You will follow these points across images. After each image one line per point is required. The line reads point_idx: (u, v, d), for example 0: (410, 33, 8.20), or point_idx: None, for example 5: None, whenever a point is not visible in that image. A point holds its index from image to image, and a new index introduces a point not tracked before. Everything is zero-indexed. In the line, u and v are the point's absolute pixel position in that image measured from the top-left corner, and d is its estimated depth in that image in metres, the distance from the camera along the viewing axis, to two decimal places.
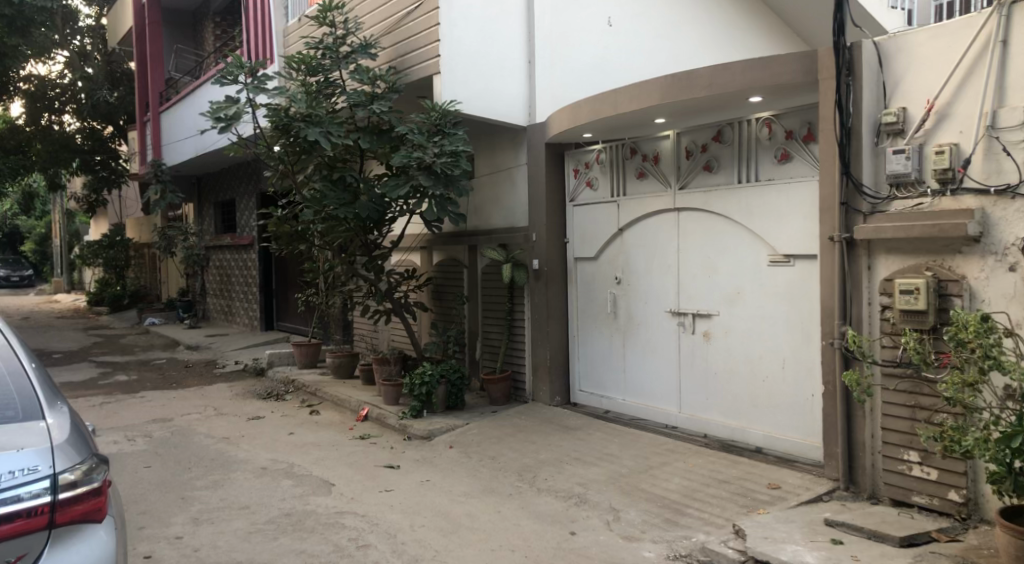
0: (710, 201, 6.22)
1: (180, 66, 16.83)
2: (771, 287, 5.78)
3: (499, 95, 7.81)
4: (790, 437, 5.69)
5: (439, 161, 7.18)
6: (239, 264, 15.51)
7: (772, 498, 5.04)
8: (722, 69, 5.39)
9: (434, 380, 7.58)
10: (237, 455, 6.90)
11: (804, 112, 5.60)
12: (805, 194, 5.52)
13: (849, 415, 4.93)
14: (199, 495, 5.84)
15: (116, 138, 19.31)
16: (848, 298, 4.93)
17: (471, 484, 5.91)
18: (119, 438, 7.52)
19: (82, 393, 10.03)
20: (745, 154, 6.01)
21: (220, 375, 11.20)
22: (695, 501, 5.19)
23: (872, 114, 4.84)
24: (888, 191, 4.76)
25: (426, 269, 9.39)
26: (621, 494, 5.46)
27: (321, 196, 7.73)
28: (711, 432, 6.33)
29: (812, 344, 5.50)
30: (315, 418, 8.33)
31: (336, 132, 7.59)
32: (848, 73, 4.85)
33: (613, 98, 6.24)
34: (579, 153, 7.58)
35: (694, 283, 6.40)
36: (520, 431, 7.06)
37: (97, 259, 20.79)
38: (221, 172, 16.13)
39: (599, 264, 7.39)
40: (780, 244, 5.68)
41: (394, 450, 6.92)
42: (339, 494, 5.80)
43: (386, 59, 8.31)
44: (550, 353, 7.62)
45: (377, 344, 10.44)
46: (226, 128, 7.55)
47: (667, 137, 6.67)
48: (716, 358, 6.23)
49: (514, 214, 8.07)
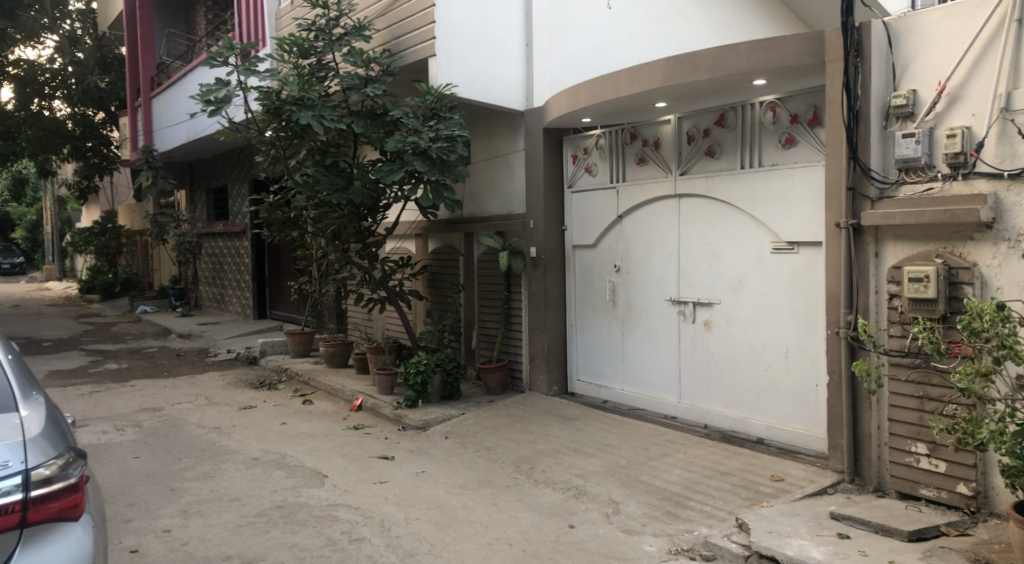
0: (712, 188, 6.07)
1: (171, 50, 16.41)
2: (775, 275, 5.65)
3: (496, 78, 7.65)
4: (793, 428, 5.57)
5: (434, 146, 7.03)
6: (231, 252, 15.34)
7: (776, 491, 4.93)
8: (727, 50, 5.23)
9: (430, 369, 7.43)
10: (228, 445, 6.76)
11: (810, 95, 5.44)
12: (811, 179, 5.38)
13: (855, 405, 4.83)
14: (189, 486, 5.70)
15: (108, 124, 19.11)
16: (855, 286, 4.81)
17: (467, 475, 5.79)
18: (108, 428, 7.38)
19: (71, 382, 9.87)
20: (748, 139, 5.85)
21: (212, 364, 11.06)
22: (697, 493, 5.07)
23: (881, 97, 4.70)
24: (897, 176, 4.62)
25: (421, 257, 9.24)
26: (621, 485, 5.34)
27: (314, 181, 7.57)
28: (711, 423, 6.22)
29: (817, 334, 5.38)
30: (308, 407, 8.21)
31: (329, 116, 7.40)
32: (857, 54, 4.70)
33: (613, 81, 6.07)
34: (578, 138, 7.44)
35: (695, 272, 6.27)
36: (517, 421, 6.94)
37: (89, 247, 20.60)
38: (213, 158, 15.92)
39: (597, 252, 7.25)
40: (784, 231, 5.55)
41: (388, 440, 6.79)
42: (332, 486, 5.67)
43: (381, 42, 8.13)
44: (547, 342, 7.49)
45: (371, 333, 10.31)
46: (216, 112, 7.33)
47: (668, 122, 6.52)
48: (716, 347, 6.11)
49: (511, 201, 7.91)
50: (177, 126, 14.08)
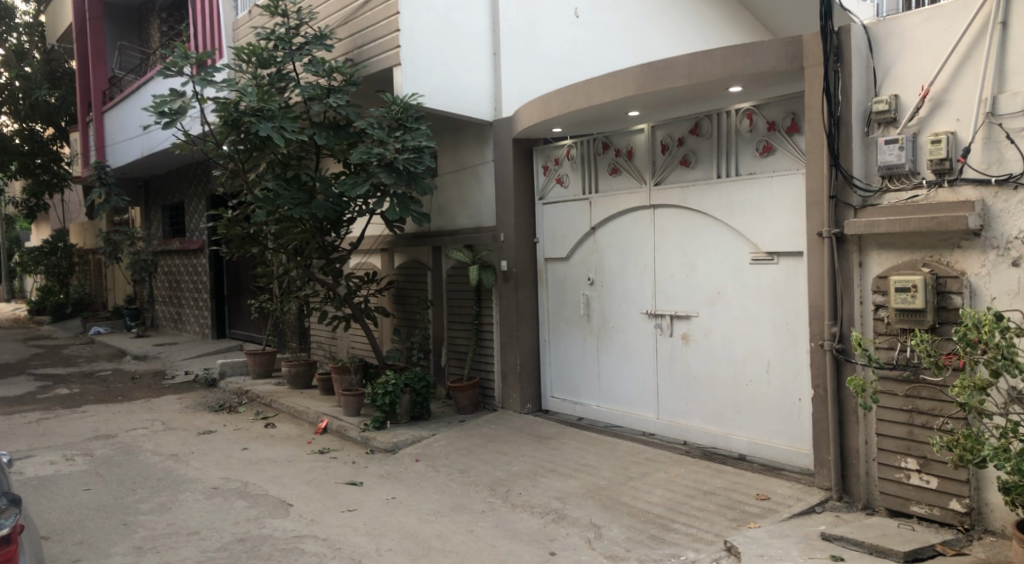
0: (688, 198, 5.93)
1: (124, 64, 15.71)
2: (754, 286, 5.51)
3: (463, 88, 7.44)
4: (776, 444, 5.42)
5: (401, 157, 6.81)
6: (189, 270, 14.85)
7: (763, 511, 4.75)
8: (703, 56, 5.10)
9: (398, 389, 7.17)
10: (186, 473, 6.38)
11: (788, 102, 5.32)
12: (790, 188, 5.26)
13: (842, 420, 4.69)
14: (144, 520, 5.32)
15: (59, 141, 18.40)
16: (838, 297, 4.68)
17: (440, 501, 5.51)
18: (57, 458, 6.93)
19: (17, 409, 9.31)
20: (724, 147, 5.72)
21: (169, 387, 10.58)
22: (681, 515, 4.87)
23: (862, 102, 4.61)
24: (879, 183, 4.54)
25: (387, 272, 8.97)
26: (602, 508, 5.12)
27: (275, 196, 7.25)
28: (692, 440, 6.03)
29: (800, 347, 5.24)
30: (270, 431, 7.84)
31: (290, 127, 7.11)
32: (836, 59, 4.62)
33: (586, 89, 5.90)
34: (549, 149, 7.27)
35: (672, 284, 6.11)
36: (490, 441, 6.69)
37: (39, 267, 19.82)
38: (168, 173, 15.42)
39: (570, 265, 7.06)
40: (763, 241, 5.41)
41: (356, 465, 6.48)
42: (298, 515, 5.34)
43: (343, 52, 7.85)
44: (520, 359, 7.26)
45: (336, 352, 9.98)
46: (171, 123, 6.94)
47: (641, 131, 6.37)
48: (695, 361, 5.95)
49: (480, 214, 7.70)
50: (131, 141, 13.61)
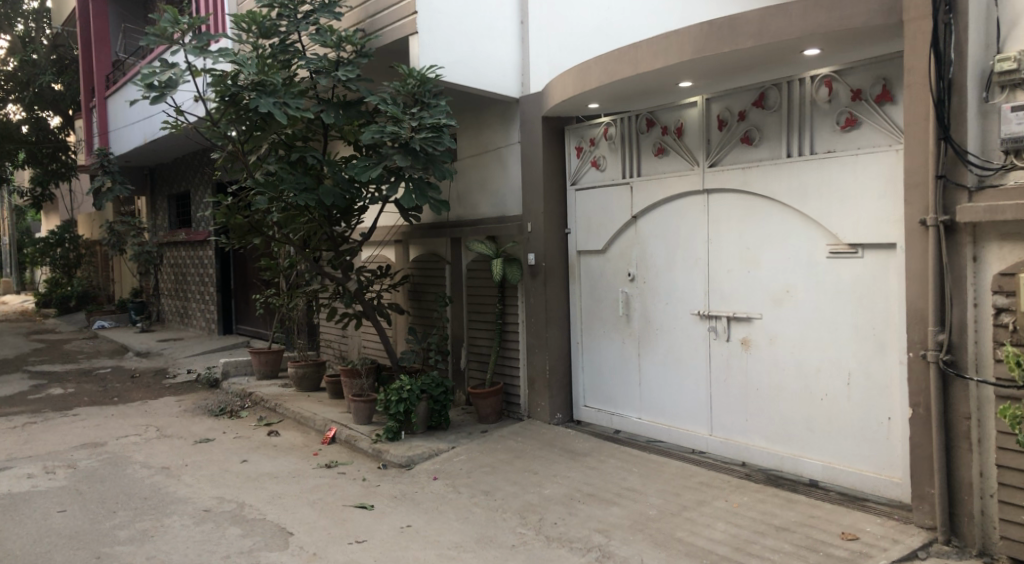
0: (749, 181, 5.12)
1: (128, 47, 15.24)
2: (833, 284, 4.69)
3: (487, 61, 6.67)
4: (857, 470, 4.62)
5: (418, 136, 6.00)
6: (194, 262, 14.17)
7: (853, 555, 3.95)
8: (777, 10, 4.28)
9: (413, 395, 6.37)
10: (176, 492, 5.65)
11: (877, 65, 4.49)
12: (880, 169, 4.43)
13: (947, 448, 3.89)
14: (120, 552, 4.59)
15: (66, 131, 17.78)
16: (947, 298, 3.88)
17: (462, 531, 4.74)
18: (36, 471, 6.22)
19: (4, 412, 8.65)
20: (795, 122, 4.88)
21: (169, 387, 9.88)
22: (751, 556, 4.07)
23: (978, 62, 3.81)
24: (1000, 160, 3.75)
25: (402, 266, 8.22)
26: (654, 545, 4.32)
27: (277, 179, 6.44)
28: (751, 460, 5.24)
29: (889, 357, 4.44)
30: (273, 440, 7.11)
31: (293, 103, 6.28)
32: (948, 10, 3.80)
33: (631, 54, 5.08)
34: (582, 128, 6.47)
35: (729, 281, 5.30)
36: (517, 457, 5.92)
37: (44, 259, 19.18)
38: (174, 161, 14.73)
39: (607, 258, 6.26)
40: (845, 232, 4.59)
41: (366, 483, 5.72)
42: (297, 548, 4.59)
43: (353, 21, 7.07)
44: (549, 363, 6.48)
45: (346, 352, 9.24)
46: (159, 98, 6.15)
47: (693, 105, 5.55)
48: (757, 370, 5.14)
49: (505, 202, 6.92)
50: (133, 126, 12.87)
